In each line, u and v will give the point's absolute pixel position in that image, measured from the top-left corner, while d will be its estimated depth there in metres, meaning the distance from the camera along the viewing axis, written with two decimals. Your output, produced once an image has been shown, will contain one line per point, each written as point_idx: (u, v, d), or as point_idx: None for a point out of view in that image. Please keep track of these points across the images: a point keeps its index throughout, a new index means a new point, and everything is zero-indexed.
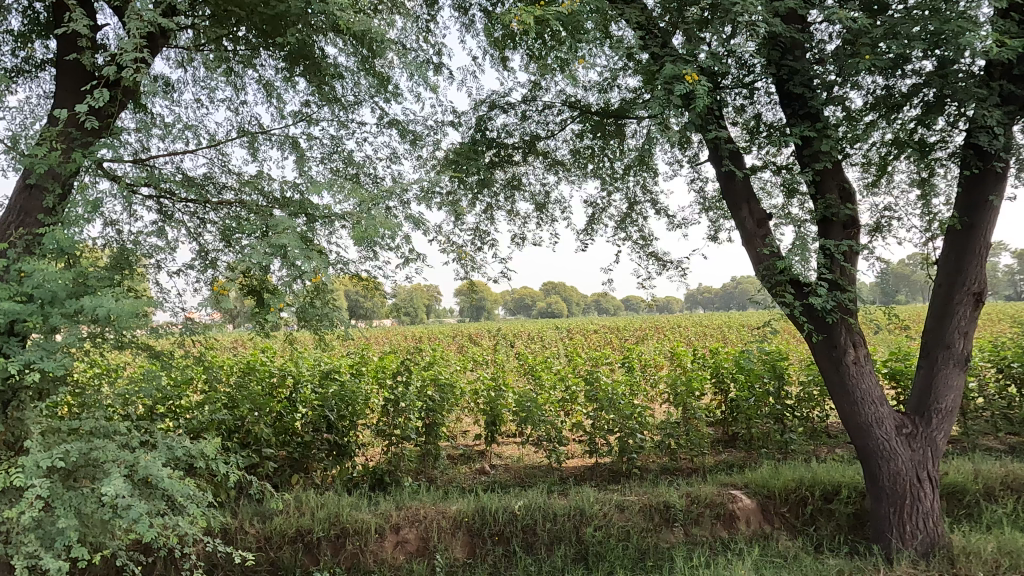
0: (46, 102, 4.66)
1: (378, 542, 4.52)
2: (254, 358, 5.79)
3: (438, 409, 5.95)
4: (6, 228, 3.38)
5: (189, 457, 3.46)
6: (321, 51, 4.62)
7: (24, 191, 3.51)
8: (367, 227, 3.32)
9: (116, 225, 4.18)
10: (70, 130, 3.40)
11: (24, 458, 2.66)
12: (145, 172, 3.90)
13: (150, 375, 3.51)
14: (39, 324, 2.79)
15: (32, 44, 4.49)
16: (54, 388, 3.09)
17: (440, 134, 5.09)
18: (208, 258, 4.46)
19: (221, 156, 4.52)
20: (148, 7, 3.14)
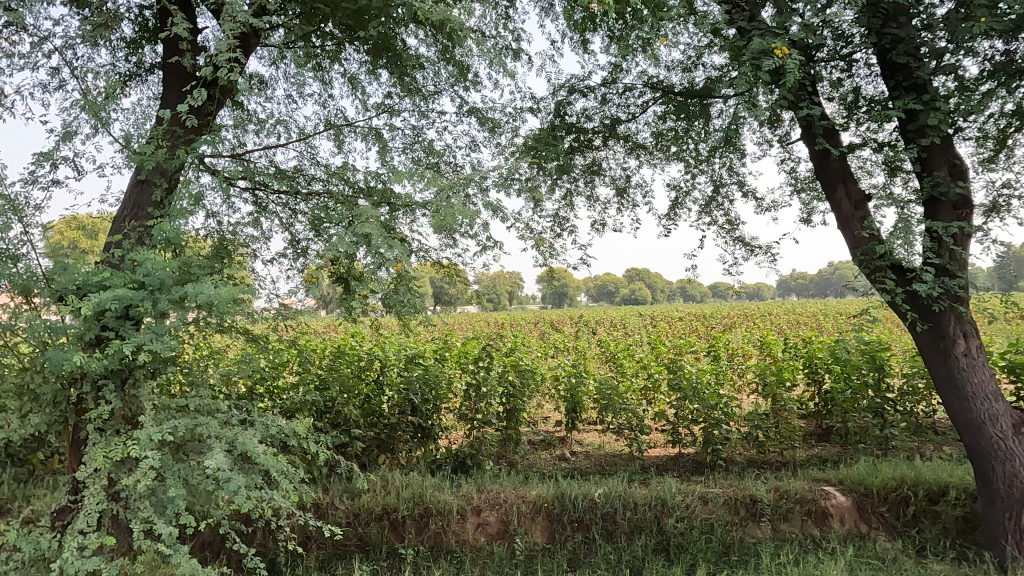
0: (154, 102, 5.02)
1: (460, 523, 4.64)
2: (344, 343, 6.06)
3: (519, 395, 5.99)
4: (122, 221, 3.69)
5: (283, 436, 3.67)
6: (403, 43, 4.72)
7: (136, 187, 3.80)
8: (446, 215, 3.37)
9: (217, 217, 4.47)
10: (174, 129, 3.64)
11: (139, 432, 2.90)
12: (241, 166, 4.13)
13: (248, 357, 3.74)
14: (149, 308, 3.03)
15: (141, 49, 4.84)
16: (164, 368, 3.36)
17: (518, 120, 5.10)
18: (299, 247, 4.69)
19: (310, 149, 4.72)
20: (241, 9, 3.31)
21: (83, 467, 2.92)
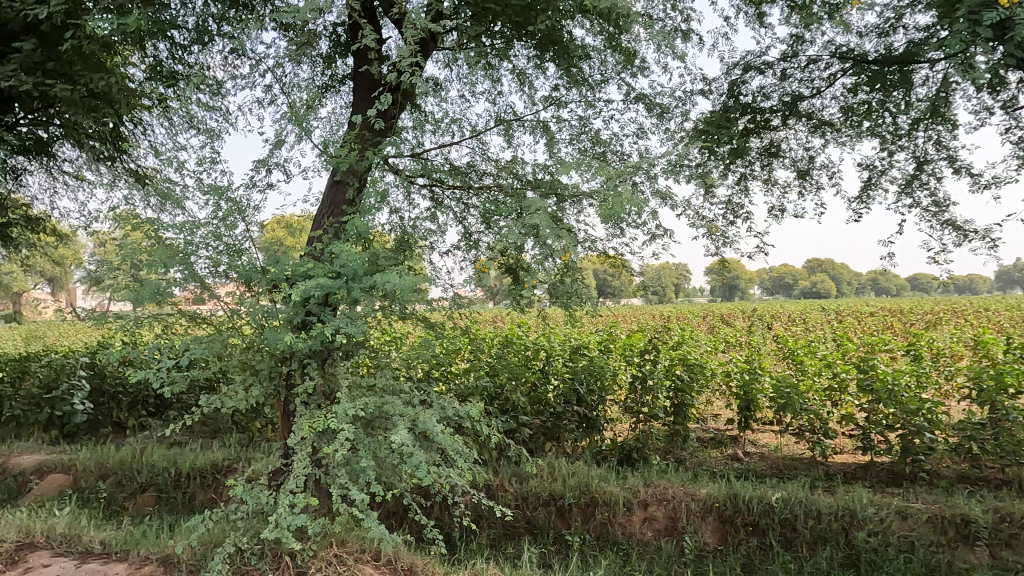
0: (346, 110, 5.54)
1: (626, 516, 4.61)
2: (511, 332, 6.28)
3: (687, 390, 5.77)
4: (321, 218, 4.13)
5: (458, 417, 3.88)
6: (569, 35, 4.76)
7: (333, 187, 4.23)
8: (614, 204, 3.34)
9: (400, 213, 4.84)
10: (364, 133, 3.99)
11: (336, 406, 3.22)
12: (420, 164, 4.42)
13: (427, 343, 4.01)
14: (345, 296, 3.35)
15: (335, 63, 5.36)
16: (356, 350, 3.71)
17: (688, 104, 4.90)
18: (471, 240, 4.92)
19: (482, 145, 4.93)
20: (421, 16, 3.54)
21: (293, 435, 3.33)
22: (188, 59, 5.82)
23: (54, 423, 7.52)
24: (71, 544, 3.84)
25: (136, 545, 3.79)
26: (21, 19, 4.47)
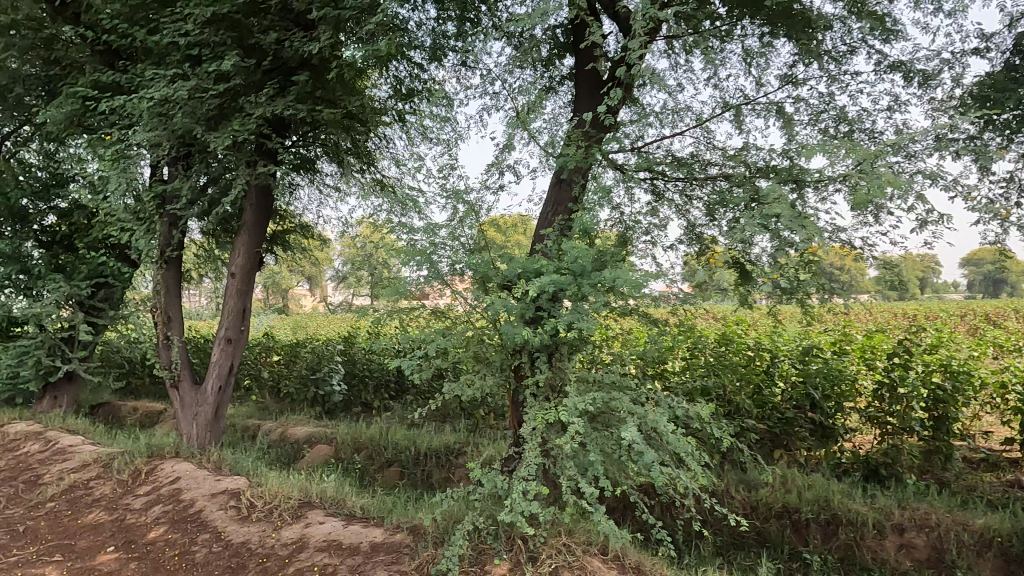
0: (566, 109, 5.70)
1: (876, 540, 4.24)
2: (732, 329, 5.94)
3: (951, 402, 4.93)
4: (546, 217, 4.43)
5: (687, 417, 3.76)
6: (807, 6, 4.40)
7: (557, 187, 4.48)
8: (871, 188, 2.96)
9: (620, 209, 4.84)
10: (588, 131, 4.04)
11: (566, 400, 3.29)
12: (642, 159, 4.37)
13: (653, 338, 3.96)
14: (574, 292, 3.43)
15: (555, 64, 5.52)
16: (583, 345, 3.79)
17: (957, 67, 4.22)
18: (695, 234, 4.75)
19: (707, 133, 4.76)
20: (648, 5, 3.47)
21: (526, 425, 3.49)
22: (425, 76, 6.40)
23: (318, 400, 8.81)
24: (339, 507, 4.44)
25: (389, 514, 4.27)
26: (297, 55, 5.25)
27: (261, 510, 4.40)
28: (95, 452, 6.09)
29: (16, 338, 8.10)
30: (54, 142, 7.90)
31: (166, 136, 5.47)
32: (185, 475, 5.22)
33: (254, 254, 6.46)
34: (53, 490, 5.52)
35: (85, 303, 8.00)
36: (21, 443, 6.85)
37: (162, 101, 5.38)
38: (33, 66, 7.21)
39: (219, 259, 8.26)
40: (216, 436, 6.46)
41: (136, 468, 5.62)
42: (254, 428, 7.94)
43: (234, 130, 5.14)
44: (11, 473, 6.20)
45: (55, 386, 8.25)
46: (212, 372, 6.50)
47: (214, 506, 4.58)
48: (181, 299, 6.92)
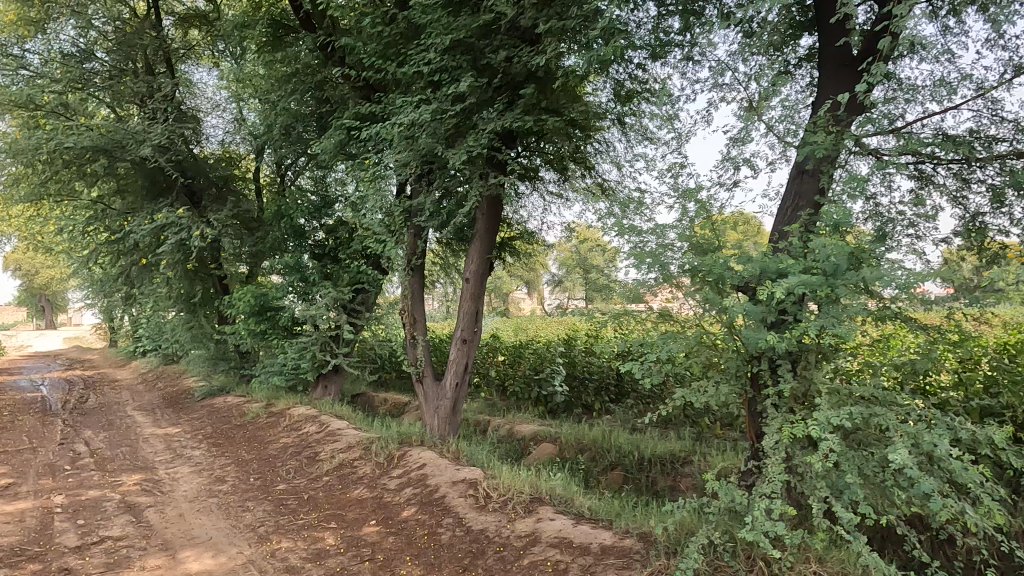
0: (807, 93, 5.26)
1: None
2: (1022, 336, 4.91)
3: None
4: (787, 211, 4.20)
5: (971, 442, 3.20)
6: None
7: (798, 179, 4.21)
8: None
9: (876, 201, 4.32)
10: (837, 115, 3.66)
11: (817, 412, 3.00)
12: (905, 141, 3.85)
13: (926, 346, 3.47)
14: (827, 294, 3.13)
15: (795, 45, 5.13)
16: (837, 352, 3.45)
17: None
18: (974, 224, 4.14)
19: (993, 104, 4.11)
20: None
21: (769, 437, 3.26)
22: (649, 75, 6.34)
23: (541, 400, 9.17)
24: (568, 505, 4.55)
25: (617, 517, 4.27)
26: (525, 70, 5.52)
27: (496, 501, 4.68)
28: (358, 436, 7.01)
29: (297, 336, 9.65)
30: (324, 169, 9.29)
31: (413, 156, 6.14)
32: (430, 461, 5.76)
33: (485, 260, 6.90)
34: (327, 466, 6.47)
35: (347, 306, 9.27)
36: (302, 425, 8.13)
37: (410, 125, 6.05)
38: (309, 106, 8.56)
39: (453, 266, 9.03)
40: (453, 428, 7.05)
41: (390, 452, 6.34)
42: (485, 424, 8.52)
43: (469, 146, 5.59)
44: (296, 449, 7.39)
45: (325, 378, 9.67)
46: (450, 370, 7.10)
47: (456, 493, 4.99)
48: (423, 303, 7.68)
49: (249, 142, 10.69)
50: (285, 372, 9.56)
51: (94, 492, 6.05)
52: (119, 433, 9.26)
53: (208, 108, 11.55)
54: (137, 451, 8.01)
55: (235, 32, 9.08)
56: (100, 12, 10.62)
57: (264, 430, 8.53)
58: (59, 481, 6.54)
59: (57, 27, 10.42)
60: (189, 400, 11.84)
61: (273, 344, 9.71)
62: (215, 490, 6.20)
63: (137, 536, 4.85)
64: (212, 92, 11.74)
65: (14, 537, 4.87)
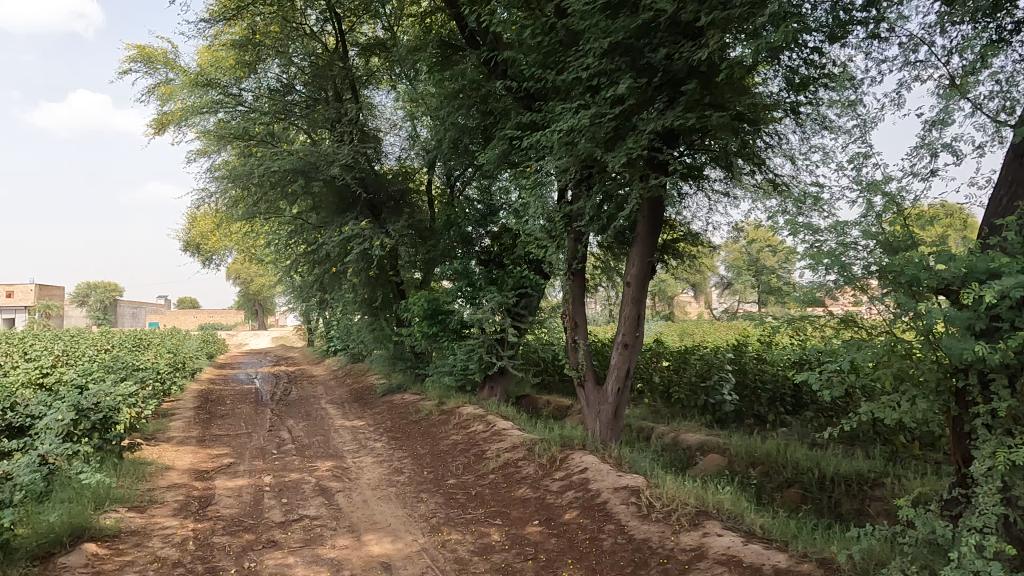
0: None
1: None
2: None
3: None
4: (1003, 201, 3.63)
5: None
6: None
7: (1016, 162, 3.62)
8: None
9: None
10: None
11: None
12: None
13: None
14: None
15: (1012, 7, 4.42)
16: None
17: None
18: None
19: None
20: None
21: (979, 462, 2.84)
22: (828, 58, 5.82)
23: (708, 408, 8.77)
24: (737, 522, 4.30)
25: (794, 539, 3.95)
26: (686, 66, 5.33)
27: (660, 511, 4.56)
28: (522, 437, 7.21)
29: (465, 338, 10.16)
30: (488, 179, 9.70)
31: (573, 162, 6.21)
32: (591, 466, 5.76)
33: (647, 263, 6.74)
34: (493, 465, 6.73)
35: (512, 310, 9.57)
36: (471, 423, 8.53)
37: (570, 131, 6.12)
38: (475, 119, 8.98)
39: (614, 269, 8.95)
40: (616, 434, 6.98)
41: (552, 454, 6.44)
42: (648, 430, 8.34)
43: (629, 148, 5.52)
44: (465, 446, 7.77)
45: (492, 379, 10.06)
46: (612, 375, 7.04)
47: (618, 500, 4.93)
48: (585, 307, 7.71)
49: (422, 157, 11.48)
50: (455, 372, 10.10)
51: (296, 475, 6.84)
52: (315, 423, 10.39)
53: (387, 128, 12.58)
54: (330, 440, 8.93)
55: (409, 55, 9.81)
56: (298, 50, 12.04)
57: (437, 427, 9.08)
58: (269, 463, 7.49)
59: (266, 67, 12.00)
60: (373, 395, 12.95)
61: (444, 346, 10.31)
62: (394, 480, 6.72)
63: (329, 517, 5.40)
64: (390, 112, 12.76)
65: (234, 509, 5.66)
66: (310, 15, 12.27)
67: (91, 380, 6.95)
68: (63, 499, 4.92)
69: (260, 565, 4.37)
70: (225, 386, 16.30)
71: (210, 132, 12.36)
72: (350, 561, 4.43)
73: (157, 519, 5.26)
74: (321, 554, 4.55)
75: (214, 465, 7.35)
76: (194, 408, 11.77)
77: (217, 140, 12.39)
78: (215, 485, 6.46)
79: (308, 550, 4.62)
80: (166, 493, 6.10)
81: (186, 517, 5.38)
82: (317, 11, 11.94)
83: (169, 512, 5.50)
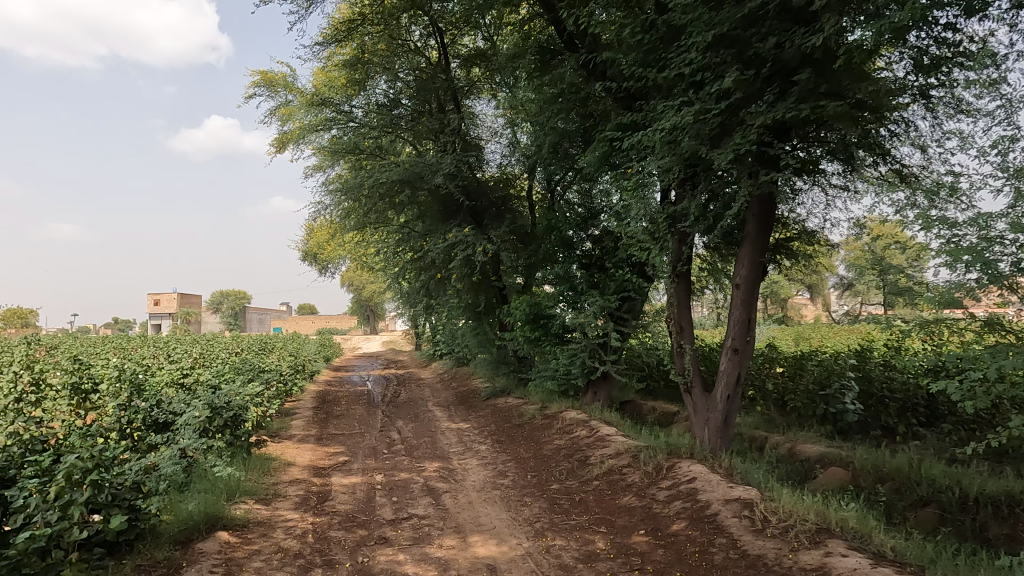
0: None
1: None
2: None
3: None
4: None
5: None
6: None
7: None
8: None
9: None
10: None
11: None
12: None
13: None
14: None
15: None
16: None
17: None
18: None
19: None
20: None
21: None
22: (964, 33, 5.28)
23: (829, 418, 8.19)
24: (864, 542, 3.98)
25: (933, 565, 3.58)
26: (799, 53, 5.02)
27: (776, 526, 4.31)
28: (627, 443, 7.06)
29: (568, 343, 10.12)
30: (589, 182, 9.63)
31: (676, 161, 6.04)
32: (700, 475, 5.54)
33: (758, 263, 6.40)
34: (597, 472, 6.64)
35: (614, 314, 9.42)
36: (574, 428, 8.47)
37: (674, 130, 5.95)
38: (574, 123, 8.98)
39: (722, 271, 8.58)
40: (726, 443, 6.68)
41: (658, 462, 6.26)
42: (762, 440, 7.92)
43: (736, 144, 5.29)
44: (569, 451, 7.73)
45: (595, 384, 9.93)
46: (721, 381, 6.75)
47: (730, 512, 4.71)
48: (691, 311, 7.45)
49: (523, 163, 11.60)
50: (558, 377, 10.08)
51: (405, 475, 7.08)
52: (423, 425, 10.73)
53: (488, 136, 12.80)
54: (436, 441, 9.18)
55: (509, 63, 9.94)
56: (404, 65, 12.54)
57: (540, 431, 9.10)
58: (380, 462, 7.82)
59: (374, 83, 12.58)
60: (478, 399, 13.19)
61: (547, 351, 10.32)
62: (498, 483, 6.80)
63: (437, 517, 5.53)
64: (491, 120, 12.97)
65: (349, 505, 5.94)
66: (414, 31, 12.80)
67: (223, 381, 7.55)
68: (200, 490, 5.37)
69: (372, 560, 4.55)
70: (340, 388, 17.21)
71: (325, 147, 13.13)
72: (457, 561, 4.52)
73: (281, 512, 5.63)
74: (430, 552, 4.67)
75: (331, 462, 7.77)
76: (313, 408, 12.51)
77: (331, 155, 13.14)
78: (331, 482, 6.82)
79: (416, 549, 4.76)
80: (288, 487, 6.51)
81: (306, 511, 5.71)
82: (420, 27, 12.40)
83: (291, 506, 5.87)
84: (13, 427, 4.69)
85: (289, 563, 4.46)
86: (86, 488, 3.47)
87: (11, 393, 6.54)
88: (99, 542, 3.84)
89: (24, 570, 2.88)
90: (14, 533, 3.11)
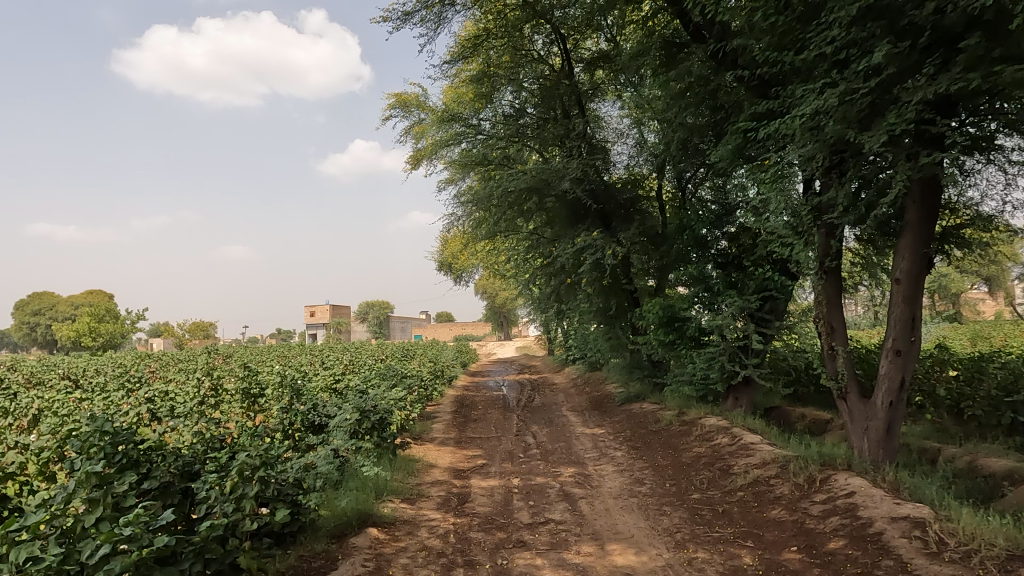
0: None
1: None
2: None
3: None
4: None
5: None
6: None
7: None
8: None
9: None
10: None
11: None
12: None
13: None
14: None
15: None
16: None
17: None
18: None
19: None
20: None
21: None
22: None
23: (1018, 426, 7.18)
24: None
25: None
26: (964, 17, 4.44)
27: (955, 551, 3.83)
28: (774, 452, 6.63)
29: (705, 346, 9.72)
30: (722, 177, 9.18)
31: (820, 148, 5.61)
32: (861, 489, 5.06)
33: (922, 255, 5.75)
34: (743, 482, 6.29)
35: (756, 315, 8.89)
36: (715, 436, 8.10)
37: (817, 114, 5.51)
38: (704, 117, 8.65)
39: (879, 264, 7.80)
40: (890, 455, 6.05)
41: (810, 474, 5.81)
42: (934, 452, 7.10)
43: (891, 124, 4.81)
44: (709, 460, 7.40)
45: (736, 390, 9.46)
46: (882, 386, 6.13)
47: (897, 532, 4.26)
48: (842, 309, 6.83)
49: (650, 162, 11.32)
50: (696, 382, 9.72)
51: (541, 479, 7.14)
52: (557, 430, 10.77)
53: (614, 137, 12.65)
54: (572, 446, 9.18)
55: (634, 62, 9.79)
56: (528, 75, 12.74)
57: (678, 438, 8.79)
58: (517, 466, 7.94)
59: (500, 95, 12.92)
60: (612, 404, 13.02)
61: (683, 354, 9.98)
62: (635, 491, 6.65)
63: (573, 523, 5.52)
64: (617, 121, 12.76)
65: (488, 507, 6.08)
66: (537, 40, 12.87)
67: (371, 386, 8.06)
68: (352, 488, 5.75)
69: (511, 562, 4.62)
70: (477, 392, 17.73)
71: (456, 161, 13.67)
72: (595, 568, 4.46)
73: (424, 512, 5.88)
74: (568, 558, 4.66)
75: (470, 465, 8.01)
76: (452, 412, 13.02)
77: (462, 168, 13.65)
78: (471, 484, 7.03)
79: (555, 553, 4.77)
80: (431, 487, 6.81)
81: (447, 511, 5.93)
82: (543, 35, 12.49)
83: (434, 506, 6.13)
84: (199, 426, 5.29)
85: (433, 561, 4.64)
86: (255, 483, 3.81)
87: (197, 396, 7.44)
88: (268, 533, 4.23)
89: (208, 555, 3.24)
90: (199, 522, 3.50)
